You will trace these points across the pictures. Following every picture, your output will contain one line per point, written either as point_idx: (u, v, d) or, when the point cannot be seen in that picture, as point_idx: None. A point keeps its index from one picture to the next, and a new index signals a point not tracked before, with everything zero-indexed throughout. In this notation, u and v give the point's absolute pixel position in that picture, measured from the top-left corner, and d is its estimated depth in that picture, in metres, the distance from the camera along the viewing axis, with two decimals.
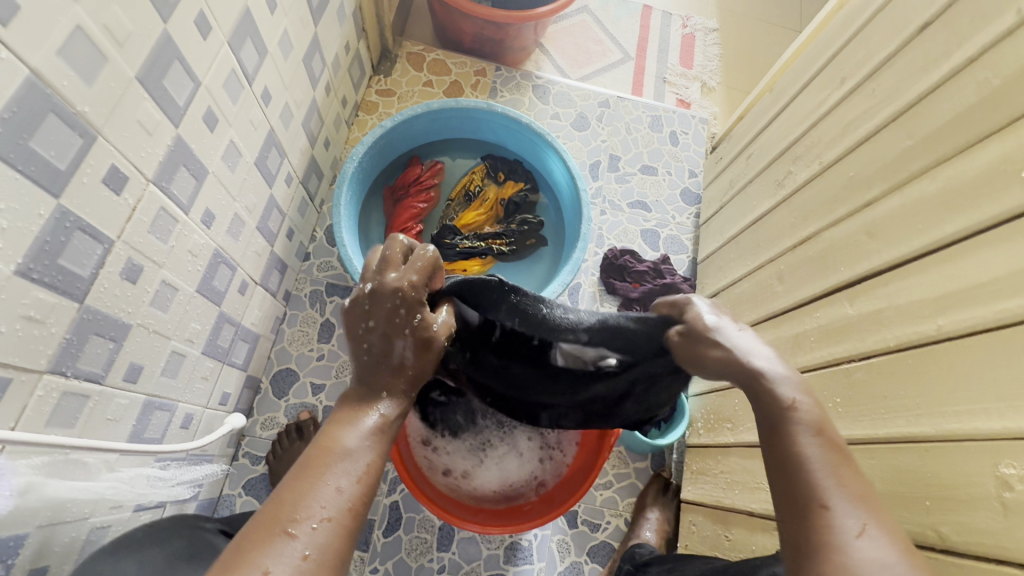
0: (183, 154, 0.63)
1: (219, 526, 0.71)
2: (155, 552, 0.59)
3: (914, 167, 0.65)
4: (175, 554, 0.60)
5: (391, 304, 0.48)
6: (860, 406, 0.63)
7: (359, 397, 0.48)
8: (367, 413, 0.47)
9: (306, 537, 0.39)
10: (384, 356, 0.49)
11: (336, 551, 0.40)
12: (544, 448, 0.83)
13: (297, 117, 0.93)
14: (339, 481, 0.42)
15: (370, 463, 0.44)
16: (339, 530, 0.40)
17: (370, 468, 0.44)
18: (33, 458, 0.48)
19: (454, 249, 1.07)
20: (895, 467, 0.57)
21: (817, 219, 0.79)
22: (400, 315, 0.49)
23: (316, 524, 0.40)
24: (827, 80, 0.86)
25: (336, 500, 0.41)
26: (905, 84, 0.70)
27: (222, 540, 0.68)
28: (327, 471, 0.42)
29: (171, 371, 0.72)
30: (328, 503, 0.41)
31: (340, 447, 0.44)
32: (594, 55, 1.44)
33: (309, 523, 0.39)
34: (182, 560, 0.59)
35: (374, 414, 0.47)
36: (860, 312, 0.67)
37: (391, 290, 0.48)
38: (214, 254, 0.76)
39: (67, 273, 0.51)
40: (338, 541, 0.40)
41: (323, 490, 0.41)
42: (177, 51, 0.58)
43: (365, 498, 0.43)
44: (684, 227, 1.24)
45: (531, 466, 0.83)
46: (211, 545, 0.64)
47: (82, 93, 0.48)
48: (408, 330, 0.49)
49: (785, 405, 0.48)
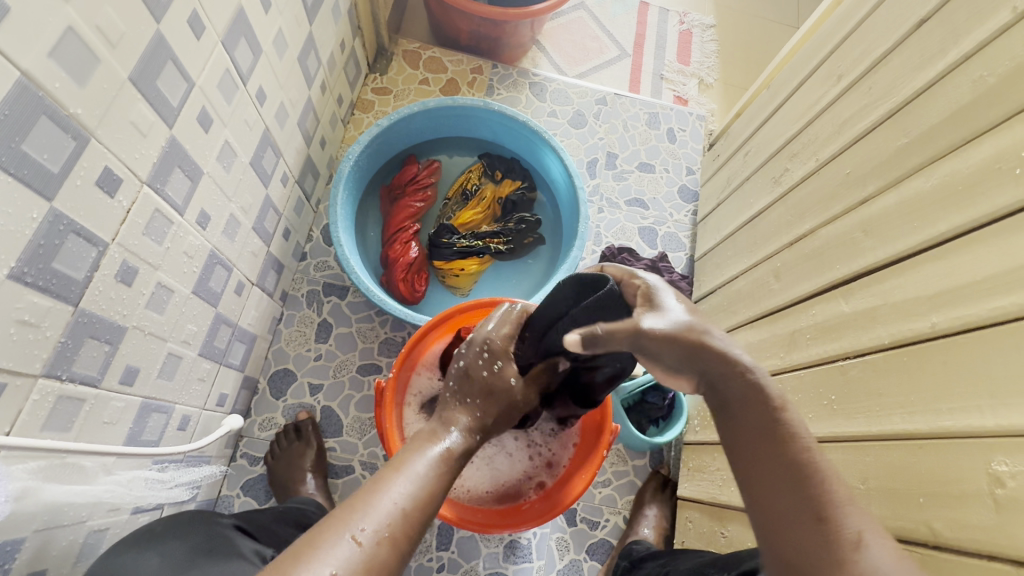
0: (178, 155, 0.63)
1: (236, 521, 0.68)
2: (175, 545, 0.59)
3: (911, 164, 0.65)
4: (195, 548, 0.59)
5: (478, 363, 0.63)
6: (856, 404, 0.63)
7: (431, 429, 0.56)
8: (437, 441, 0.54)
9: (368, 544, 0.43)
10: (466, 395, 0.60)
11: (388, 563, 0.43)
12: (531, 447, 0.85)
13: (293, 116, 0.92)
14: (399, 497, 0.47)
15: (431, 486, 0.50)
16: (394, 548, 0.44)
17: (433, 489, 0.49)
18: (29, 462, 0.48)
19: (451, 248, 1.07)
20: (891, 464, 0.57)
21: (814, 216, 0.79)
22: (492, 373, 0.63)
23: (374, 534, 0.43)
24: (824, 77, 0.86)
25: (397, 514, 0.45)
26: (901, 81, 0.70)
27: (243, 536, 0.65)
28: (392, 484, 0.47)
29: (168, 372, 0.72)
30: (390, 514, 0.45)
31: (410, 467, 0.50)
32: (590, 52, 1.43)
33: (370, 531, 0.43)
34: (202, 554, 0.59)
35: (442, 443, 0.54)
36: (855, 309, 0.67)
37: (480, 340, 0.66)
38: (210, 255, 0.75)
39: (62, 277, 0.51)
40: (390, 555, 0.44)
41: (385, 503, 0.46)
42: (171, 50, 0.58)
43: (421, 517, 0.47)
44: (681, 225, 1.24)
45: (521, 465, 0.85)
46: (231, 541, 0.62)
47: (74, 95, 0.47)
48: (485, 374, 0.62)
49: (773, 405, 0.48)
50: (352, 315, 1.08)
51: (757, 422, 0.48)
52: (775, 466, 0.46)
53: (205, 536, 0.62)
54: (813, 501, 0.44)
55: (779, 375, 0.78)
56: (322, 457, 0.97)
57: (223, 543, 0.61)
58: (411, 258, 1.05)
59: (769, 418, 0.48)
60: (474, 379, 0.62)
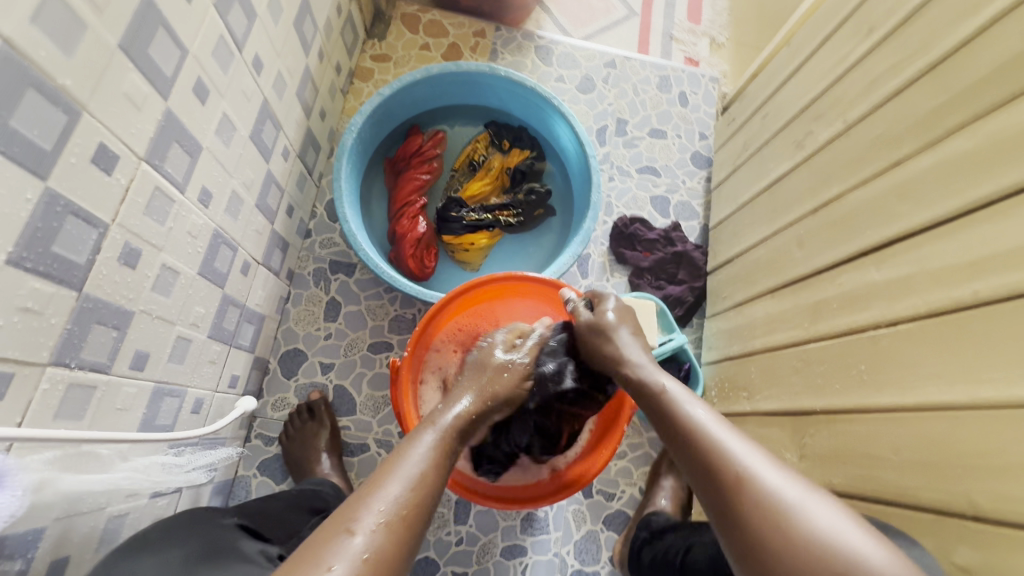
0: (175, 129, 0.59)
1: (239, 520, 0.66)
2: (172, 552, 0.55)
3: (950, 123, 0.61)
4: (189, 556, 0.55)
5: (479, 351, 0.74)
6: (888, 375, 0.62)
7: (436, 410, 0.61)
8: (427, 430, 0.56)
9: (365, 537, 0.44)
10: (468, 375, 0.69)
11: (389, 556, 0.44)
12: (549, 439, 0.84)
13: (291, 86, 0.88)
14: (395, 489, 0.48)
15: (425, 477, 0.51)
16: (394, 537, 0.45)
17: (426, 474, 0.51)
18: (43, 453, 0.46)
19: (460, 222, 1.04)
20: (926, 437, 0.56)
21: (841, 180, 0.76)
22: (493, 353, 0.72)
23: (373, 525, 0.45)
24: (851, 32, 0.81)
25: (391, 504, 0.46)
26: (938, 34, 0.65)
27: (247, 538, 0.63)
28: (389, 478, 0.49)
29: (179, 356, 0.70)
30: (385, 508, 0.46)
31: (401, 461, 0.51)
32: (596, 12, 1.37)
33: (366, 524, 0.44)
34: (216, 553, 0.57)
35: (432, 432, 0.56)
36: (887, 278, 0.65)
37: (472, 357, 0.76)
38: (214, 234, 0.72)
39: (63, 261, 0.48)
40: (392, 546, 0.44)
41: (380, 497, 0.47)
42: (161, 14, 0.53)
43: (419, 511, 0.48)
44: (694, 193, 1.21)
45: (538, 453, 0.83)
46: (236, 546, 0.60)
47: (62, 65, 0.44)
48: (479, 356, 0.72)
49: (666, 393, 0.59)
50: (361, 293, 1.06)
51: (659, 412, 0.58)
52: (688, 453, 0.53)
53: (202, 543, 0.58)
54: (731, 469, 0.48)
55: (803, 346, 0.76)
56: (336, 436, 0.96)
57: (225, 546, 0.59)
58: (420, 233, 1.01)
59: (666, 406, 0.57)
60: (476, 361, 0.70)
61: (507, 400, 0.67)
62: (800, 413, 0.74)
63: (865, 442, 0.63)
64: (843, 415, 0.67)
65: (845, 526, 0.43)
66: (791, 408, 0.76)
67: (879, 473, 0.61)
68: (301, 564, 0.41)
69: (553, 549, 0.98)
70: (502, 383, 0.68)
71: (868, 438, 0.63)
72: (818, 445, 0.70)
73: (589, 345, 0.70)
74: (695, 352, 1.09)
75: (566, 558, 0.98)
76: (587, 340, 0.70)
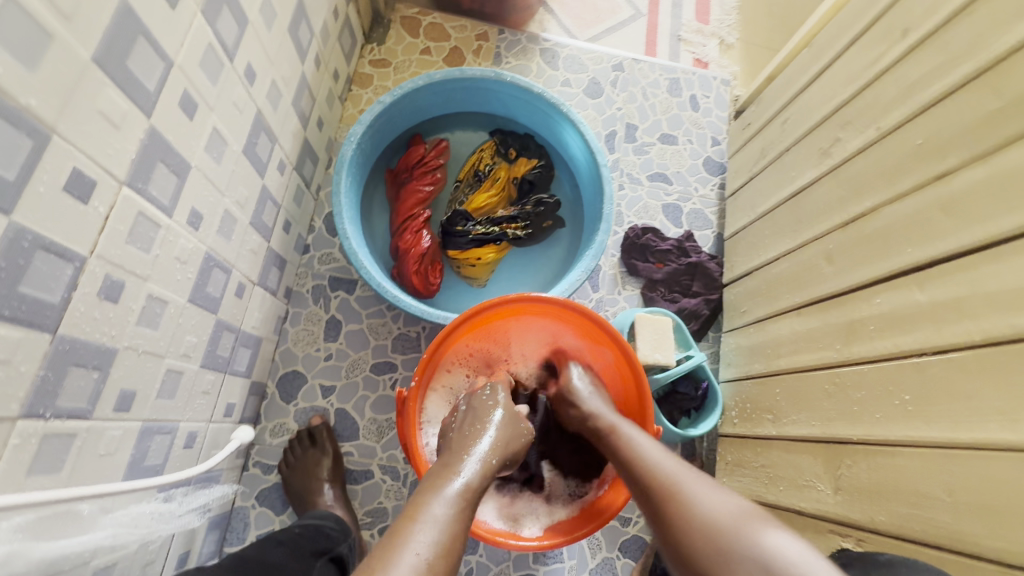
0: (160, 148, 0.55)
1: None
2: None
3: (1005, 132, 0.56)
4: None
5: (479, 399, 0.67)
6: (940, 407, 0.57)
7: (443, 464, 0.54)
8: (453, 476, 0.52)
9: None
10: (465, 424, 0.63)
11: None
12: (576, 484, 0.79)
13: (286, 96, 0.83)
14: (422, 548, 0.43)
15: (454, 530, 0.46)
16: None
17: (455, 528, 0.46)
18: (14, 518, 0.41)
19: (467, 235, 0.99)
20: (987, 477, 0.51)
21: (876, 193, 0.71)
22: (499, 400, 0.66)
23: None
24: (882, 35, 0.76)
25: (421, 567, 0.42)
26: (987, 36, 0.60)
27: None
28: (415, 533, 0.44)
29: (168, 391, 0.65)
30: (414, 568, 0.42)
31: (429, 511, 0.47)
32: (602, 12, 1.32)
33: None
34: None
35: (458, 478, 0.52)
36: (934, 300, 0.60)
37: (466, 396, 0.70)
38: (205, 258, 0.67)
39: (31, 301, 0.43)
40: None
41: (407, 559, 0.42)
42: (141, 24, 0.48)
43: (446, 569, 0.43)
44: (708, 201, 1.16)
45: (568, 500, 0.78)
46: None
47: (24, 82, 0.39)
48: (476, 403, 0.67)
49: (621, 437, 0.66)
50: (362, 311, 1.01)
51: (611, 448, 0.66)
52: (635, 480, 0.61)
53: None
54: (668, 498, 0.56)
55: (837, 369, 0.71)
56: (338, 464, 0.91)
57: None
58: (424, 249, 0.96)
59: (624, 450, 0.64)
60: (472, 408, 0.65)
61: (515, 453, 0.61)
62: (835, 442, 0.69)
63: (913, 479, 0.58)
64: (886, 447, 0.62)
65: (762, 524, 0.49)
66: (823, 435, 0.71)
67: (930, 514, 0.56)
68: None
69: None
70: (511, 432, 0.62)
71: (917, 474, 0.58)
72: (856, 478, 0.65)
73: (568, 412, 0.76)
74: (712, 368, 1.04)
75: None
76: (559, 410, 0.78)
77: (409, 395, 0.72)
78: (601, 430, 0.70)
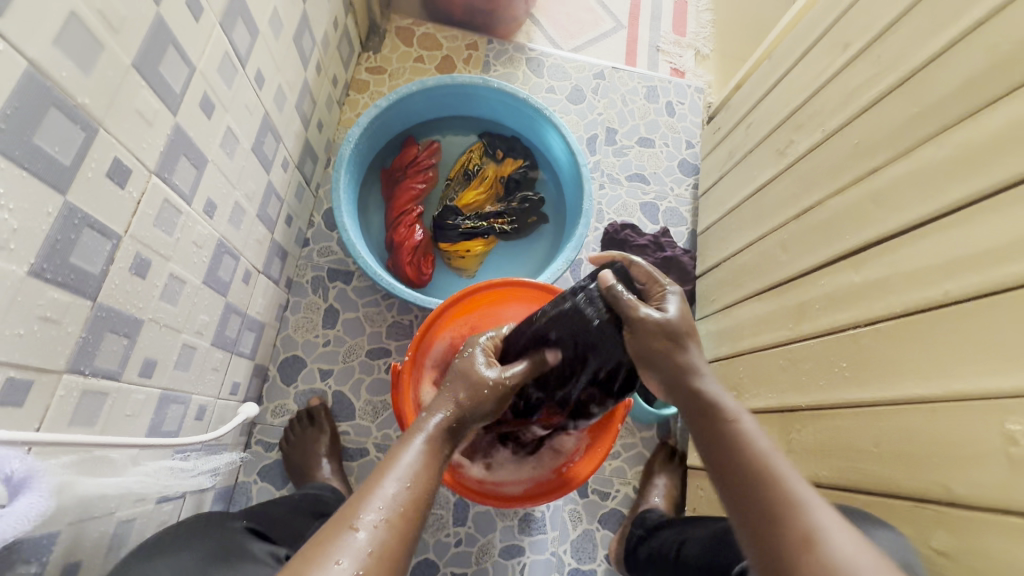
0: (183, 143, 0.62)
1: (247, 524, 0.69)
2: (182, 556, 0.57)
3: (922, 132, 0.65)
4: (201, 558, 0.57)
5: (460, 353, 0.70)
6: (869, 372, 0.65)
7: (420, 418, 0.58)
8: (420, 431, 0.56)
9: (368, 533, 0.44)
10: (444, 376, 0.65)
11: (391, 553, 0.45)
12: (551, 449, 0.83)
13: (290, 99, 0.90)
14: (393, 489, 0.48)
15: (422, 474, 0.51)
16: (394, 532, 0.46)
17: (422, 475, 0.51)
18: (62, 457, 0.48)
19: (456, 229, 1.07)
20: (902, 428, 0.59)
21: (821, 188, 0.80)
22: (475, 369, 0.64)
23: (376, 521, 0.45)
24: (828, 47, 0.85)
25: (392, 503, 0.47)
26: (909, 50, 0.69)
27: (255, 540, 0.65)
28: (386, 478, 0.49)
29: (184, 363, 0.72)
30: (384, 506, 0.47)
31: (398, 461, 0.51)
32: (586, 24, 1.41)
33: (370, 519, 0.45)
34: (216, 562, 0.58)
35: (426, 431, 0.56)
36: (866, 280, 0.68)
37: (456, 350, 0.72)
38: (217, 244, 0.74)
39: (79, 272, 0.50)
40: (395, 540, 0.45)
41: (379, 497, 0.47)
42: (171, 34, 0.56)
43: (416, 506, 0.49)
44: (682, 199, 1.25)
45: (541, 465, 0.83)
46: (245, 549, 0.62)
47: (81, 84, 0.46)
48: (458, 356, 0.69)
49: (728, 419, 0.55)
50: (359, 300, 1.08)
51: (714, 431, 0.55)
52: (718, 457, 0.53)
53: (208, 547, 0.60)
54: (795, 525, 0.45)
55: (788, 346, 0.80)
56: (337, 442, 0.98)
57: (237, 549, 0.61)
58: (416, 241, 1.04)
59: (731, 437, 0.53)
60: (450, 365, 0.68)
61: (481, 409, 0.61)
62: (787, 410, 0.77)
63: (847, 436, 0.66)
64: (826, 410, 0.70)
65: None
66: (776, 405, 0.80)
67: (861, 465, 0.64)
68: (309, 560, 0.42)
69: (550, 548, 1.00)
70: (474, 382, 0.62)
71: (850, 431, 0.66)
72: (804, 440, 0.73)
73: (659, 354, 0.62)
74: None
75: (563, 556, 1.00)
76: (654, 348, 0.62)
77: (401, 370, 0.80)
78: (704, 406, 0.57)
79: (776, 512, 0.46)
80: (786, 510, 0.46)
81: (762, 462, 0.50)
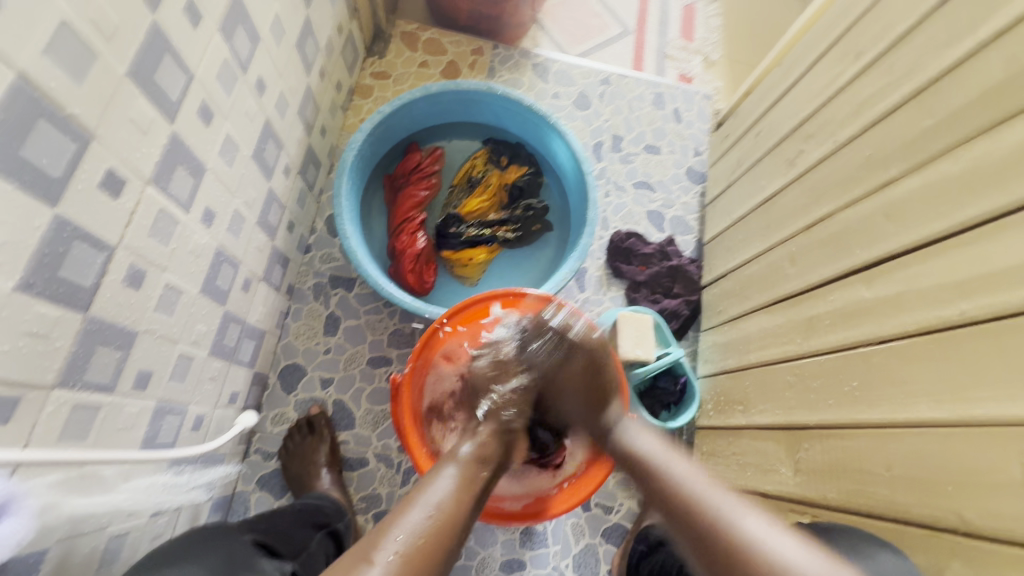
0: (181, 152, 0.61)
1: (255, 536, 0.67)
2: (190, 569, 0.55)
3: (938, 145, 0.63)
4: (213, 569, 0.56)
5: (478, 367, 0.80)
6: (881, 391, 0.63)
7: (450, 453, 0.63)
8: (448, 467, 0.60)
9: (383, 567, 0.46)
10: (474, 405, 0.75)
11: None
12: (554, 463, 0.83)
13: (293, 105, 0.90)
14: (415, 518, 0.51)
15: (446, 507, 0.54)
16: (409, 566, 0.48)
17: (445, 510, 0.54)
18: (47, 476, 0.47)
19: (459, 238, 1.06)
20: (916, 452, 0.57)
21: (832, 199, 0.78)
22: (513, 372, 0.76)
23: (391, 556, 0.48)
24: (840, 56, 0.83)
25: (414, 535, 0.50)
26: (925, 60, 0.67)
27: (267, 561, 0.63)
28: (410, 512, 0.52)
29: (180, 374, 0.71)
30: (406, 538, 0.49)
31: (422, 496, 0.54)
32: (592, 29, 1.40)
33: (386, 554, 0.48)
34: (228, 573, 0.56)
35: (454, 467, 0.60)
36: (878, 295, 0.66)
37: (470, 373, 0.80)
38: (216, 253, 0.73)
39: (69, 285, 0.49)
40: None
41: (399, 527, 0.50)
42: (168, 43, 0.55)
43: (436, 545, 0.50)
44: (690, 208, 1.23)
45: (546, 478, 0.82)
46: (253, 566, 0.60)
47: (72, 94, 0.45)
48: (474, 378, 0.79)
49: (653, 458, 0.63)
50: (360, 308, 1.07)
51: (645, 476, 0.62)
52: (632, 469, 0.65)
53: (217, 558, 0.58)
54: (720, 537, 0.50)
55: (797, 361, 0.77)
56: (336, 451, 0.97)
57: (245, 566, 0.59)
58: (419, 249, 1.03)
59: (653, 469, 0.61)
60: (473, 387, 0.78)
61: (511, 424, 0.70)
62: (794, 429, 0.75)
63: (860, 458, 0.64)
64: (835, 430, 0.68)
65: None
66: (784, 423, 0.78)
67: (872, 489, 0.62)
68: None
69: (552, 563, 0.98)
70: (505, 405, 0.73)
71: (864, 454, 0.64)
72: (813, 459, 0.71)
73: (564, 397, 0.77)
74: (691, 364, 1.10)
75: (565, 571, 0.98)
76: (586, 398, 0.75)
77: (401, 383, 0.79)
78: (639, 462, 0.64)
79: (704, 521, 0.53)
80: (700, 521, 0.53)
81: (679, 484, 0.57)
